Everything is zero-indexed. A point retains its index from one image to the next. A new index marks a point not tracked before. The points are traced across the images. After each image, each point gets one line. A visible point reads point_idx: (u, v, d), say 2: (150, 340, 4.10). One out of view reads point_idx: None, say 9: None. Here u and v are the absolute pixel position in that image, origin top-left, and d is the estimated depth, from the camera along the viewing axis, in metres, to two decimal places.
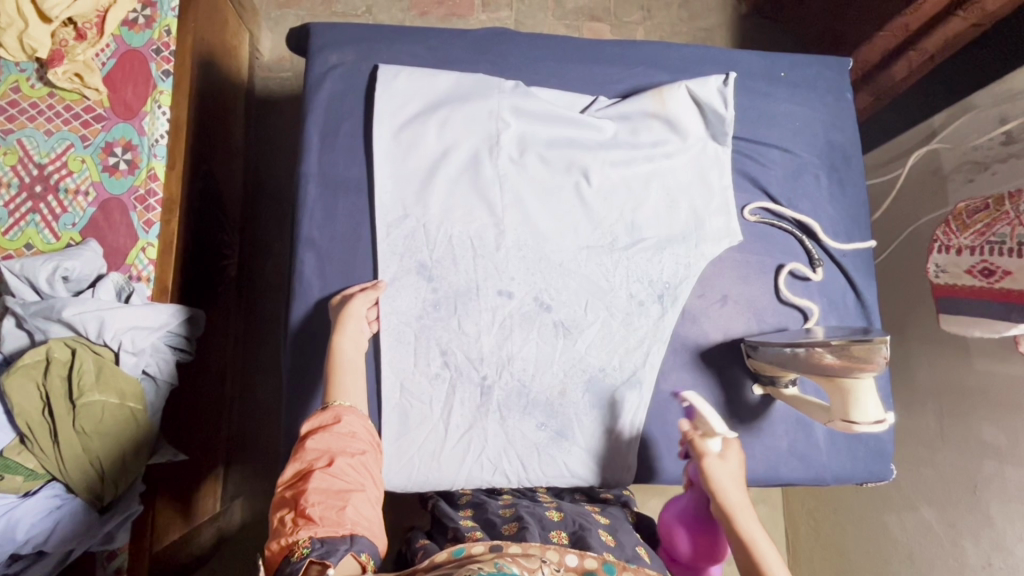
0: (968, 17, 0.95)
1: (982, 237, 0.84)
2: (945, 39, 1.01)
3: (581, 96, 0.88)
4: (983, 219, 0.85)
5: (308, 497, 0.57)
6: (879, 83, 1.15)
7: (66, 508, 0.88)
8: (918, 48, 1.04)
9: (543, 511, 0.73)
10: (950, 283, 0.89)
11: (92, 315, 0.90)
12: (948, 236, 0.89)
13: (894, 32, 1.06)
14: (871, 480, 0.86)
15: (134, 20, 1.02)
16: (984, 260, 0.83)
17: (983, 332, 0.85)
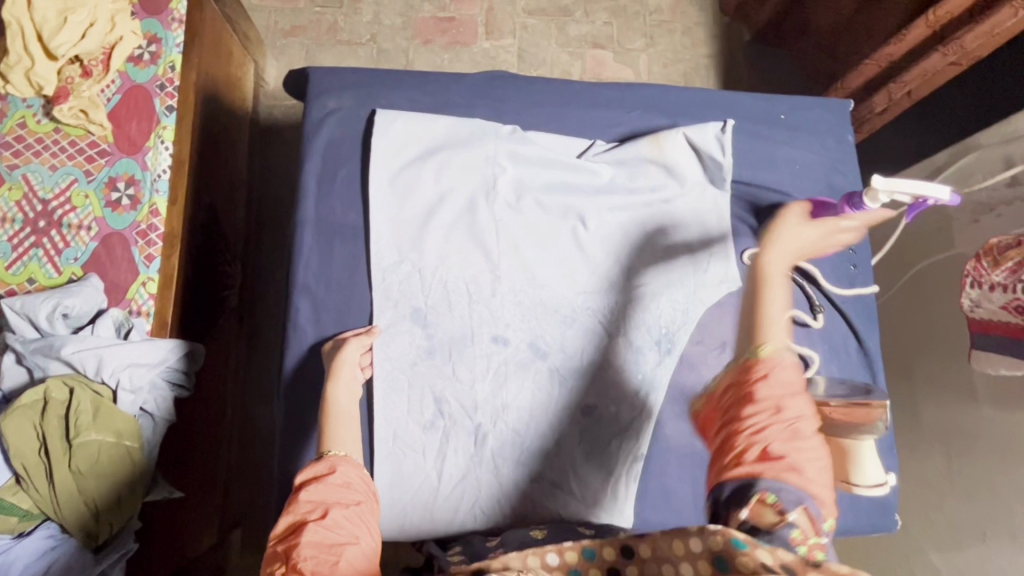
0: (946, 54, 0.96)
1: (1013, 275, 0.80)
2: (924, 75, 1.01)
3: (579, 139, 0.88)
4: (1015, 256, 0.81)
5: (300, 550, 0.55)
6: (860, 111, 1.17)
7: (60, 549, 0.87)
8: (897, 82, 1.05)
9: (527, 531, 0.74)
10: (985, 318, 0.87)
11: (90, 353, 0.91)
12: (979, 272, 0.86)
13: (879, 61, 1.07)
14: (874, 531, 0.84)
15: (139, 56, 1.02)
16: (1013, 297, 0.80)
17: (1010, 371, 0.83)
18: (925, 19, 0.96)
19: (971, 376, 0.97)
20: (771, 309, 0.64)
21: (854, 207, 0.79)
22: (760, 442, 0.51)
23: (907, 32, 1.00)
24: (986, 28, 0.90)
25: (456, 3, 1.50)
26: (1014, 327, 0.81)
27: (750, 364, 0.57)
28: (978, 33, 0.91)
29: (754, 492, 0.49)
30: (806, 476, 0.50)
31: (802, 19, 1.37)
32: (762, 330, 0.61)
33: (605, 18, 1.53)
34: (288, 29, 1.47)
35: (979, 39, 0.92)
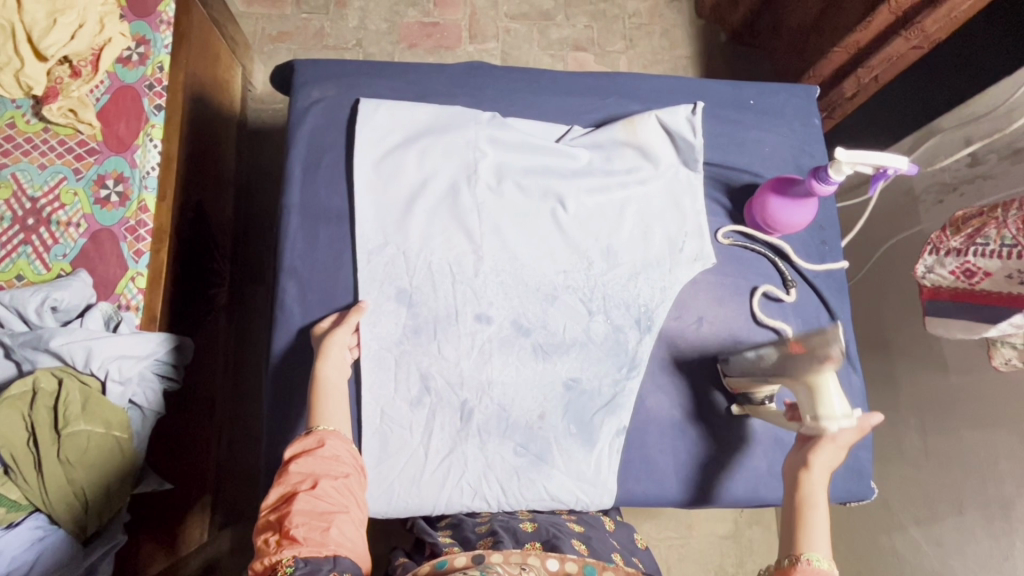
0: (909, 38, 1.01)
1: (970, 240, 0.82)
2: (890, 58, 1.07)
3: (555, 125, 0.91)
4: (975, 222, 0.82)
5: (292, 518, 0.57)
6: (831, 96, 1.22)
7: (49, 540, 0.87)
8: (866, 66, 1.11)
9: (517, 524, 0.76)
10: (936, 284, 0.87)
11: (80, 345, 0.90)
12: (940, 239, 0.86)
13: (847, 48, 1.12)
14: (852, 499, 0.86)
15: (128, 58, 1.05)
16: (965, 261, 0.82)
17: (966, 336, 0.84)
18: (887, 5, 1.00)
19: (941, 348, 1.01)
20: (818, 509, 0.60)
21: (821, 181, 0.79)
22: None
23: (872, 19, 1.04)
24: (944, 12, 0.95)
25: (440, 8, 1.55)
26: (964, 292, 0.84)
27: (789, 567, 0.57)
28: (937, 17, 0.96)
29: None
30: None
31: (773, 19, 1.43)
32: (800, 532, 0.59)
33: (585, 21, 1.57)
34: (274, 34, 1.50)
35: (938, 23, 0.97)
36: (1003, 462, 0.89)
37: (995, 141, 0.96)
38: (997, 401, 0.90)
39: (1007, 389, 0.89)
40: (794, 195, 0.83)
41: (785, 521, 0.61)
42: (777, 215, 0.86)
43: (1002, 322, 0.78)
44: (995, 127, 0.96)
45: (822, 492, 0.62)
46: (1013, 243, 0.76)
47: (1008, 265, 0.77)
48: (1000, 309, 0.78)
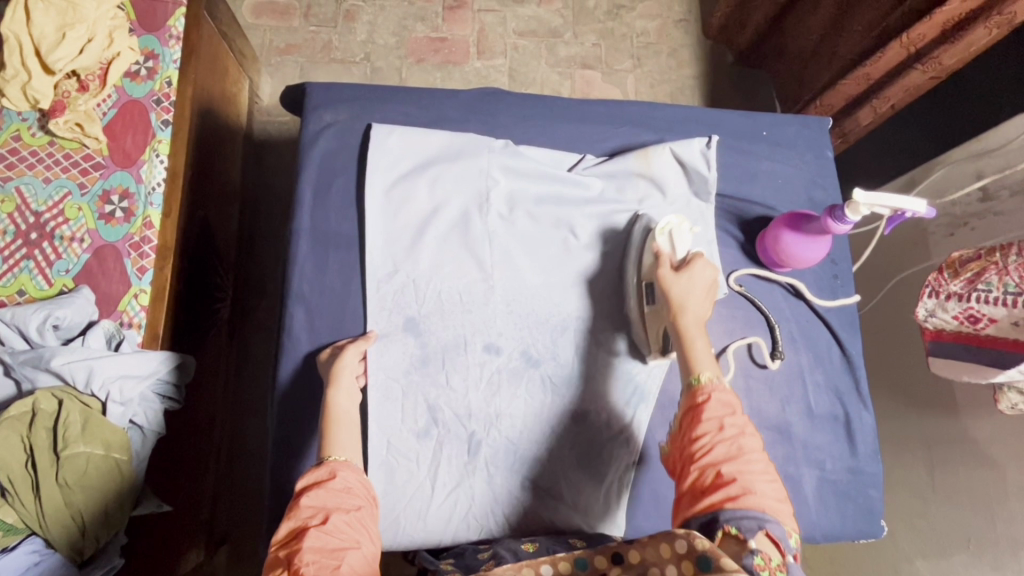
0: (926, 71, 1.01)
1: (971, 285, 0.80)
2: (905, 90, 1.06)
3: (568, 154, 0.91)
4: (974, 266, 0.80)
5: (302, 556, 0.55)
6: (845, 125, 1.20)
7: (44, 565, 0.85)
8: (880, 97, 1.10)
9: (518, 543, 0.74)
10: (938, 327, 0.87)
11: (81, 363, 0.89)
12: (937, 282, 0.85)
13: (857, 79, 1.12)
14: (862, 538, 0.85)
15: (136, 71, 1.04)
16: (968, 307, 0.81)
17: (973, 379, 0.84)
18: (899, 40, 1.01)
19: (950, 382, 1.00)
20: (697, 342, 0.67)
21: (837, 220, 0.79)
22: (711, 464, 0.57)
23: (883, 53, 1.04)
24: (963, 46, 0.95)
25: (449, 24, 1.54)
26: (967, 335, 0.83)
27: (692, 392, 0.63)
28: (955, 52, 0.96)
29: (720, 522, 0.53)
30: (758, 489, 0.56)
31: (780, 44, 1.42)
32: (691, 356, 0.66)
33: (593, 40, 1.57)
34: (282, 47, 1.50)
35: (956, 57, 0.97)
36: (1014, 499, 0.88)
37: (1005, 177, 0.95)
38: (1006, 438, 0.90)
39: (1019, 427, 0.88)
40: (804, 229, 0.83)
41: (679, 356, 0.67)
42: (788, 249, 0.85)
43: (1010, 368, 0.77)
44: (1006, 161, 0.96)
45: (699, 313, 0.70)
46: (1016, 291, 0.75)
47: (1012, 313, 0.76)
48: (1008, 355, 0.78)
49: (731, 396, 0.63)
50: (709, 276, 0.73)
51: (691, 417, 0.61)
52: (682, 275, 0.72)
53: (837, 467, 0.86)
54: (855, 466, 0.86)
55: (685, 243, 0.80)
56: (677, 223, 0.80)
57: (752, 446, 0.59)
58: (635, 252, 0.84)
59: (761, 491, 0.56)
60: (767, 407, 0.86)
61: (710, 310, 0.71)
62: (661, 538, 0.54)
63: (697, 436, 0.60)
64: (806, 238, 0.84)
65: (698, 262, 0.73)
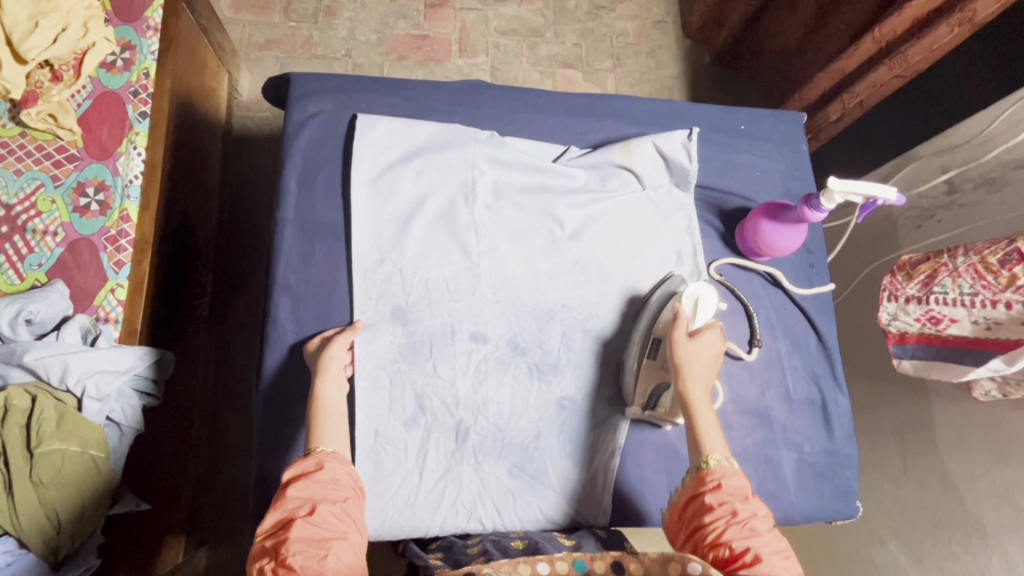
0: (892, 68, 1.05)
1: (927, 288, 0.84)
2: (870, 88, 1.11)
3: (553, 146, 0.92)
4: (925, 269, 0.85)
5: (289, 545, 0.55)
6: (817, 120, 1.25)
7: (16, 565, 0.82)
8: (850, 92, 1.14)
9: (508, 541, 0.75)
10: (900, 330, 0.90)
11: (54, 358, 0.86)
12: (894, 286, 0.88)
13: (833, 72, 1.17)
14: (839, 518, 0.88)
15: (112, 63, 1.01)
16: (928, 309, 0.84)
17: (943, 376, 0.87)
18: (872, 34, 1.06)
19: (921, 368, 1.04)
20: (704, 417, 0.68)
21: (813, 208, 0.82)
22: (726, 542, 0.58)
23: (858, 47, 1.10)
24: (926, 44, 0.99)
25: (431, 21, 1.55)
26: (930, 337, 0.87)
27: (702, 476, 0.64)
28: (918, 49, 1.00)
29: None
30: (772, 564, 0.57)
31: (757, 44, 1.46)
32: (701, 438, 0.67)
33: (574, 39, 1.59)
34: (262, 42, 1.48)
35: (920, 55, 1.01)
36: (980, 479, 0.92)
37: (970, 169, 1.00)
38: (974, 420, 0.94)
39: (985, 408, 0.92)
40: (779, 218, 0.86)
41: (688, 433, 0.68)
42: (764, 238, 0.88)
43: (982, 364, 0.81)
44: (971, 155, 1.01)
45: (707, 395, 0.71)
46: (972, 292, 0.80)
47: (973, 313, 0.80)
48: (972, 349, 0.82)
49: (739, 480, 0.64)
50: (718, 347, 0.74)
51: (701, 501, 0.62)
52: (694, 343, 0.73)
53: (815, 450, 0.88)
54: (832, 448, 0.89)
55: (708, 312, 0.79)
56: (706, 291, 0.79)
57: (764, 526, 0.60)
58: (645, 320, 0.83)
59: (773, 564, 0.57)
60: (748, 391, 0.88)
61: (714, 378, 0.73)
62: (671, 557, 0.54)
63: (707, 519, 0.61)
64: (780, 227, 0.86)
65: (710, 332, 0.75)
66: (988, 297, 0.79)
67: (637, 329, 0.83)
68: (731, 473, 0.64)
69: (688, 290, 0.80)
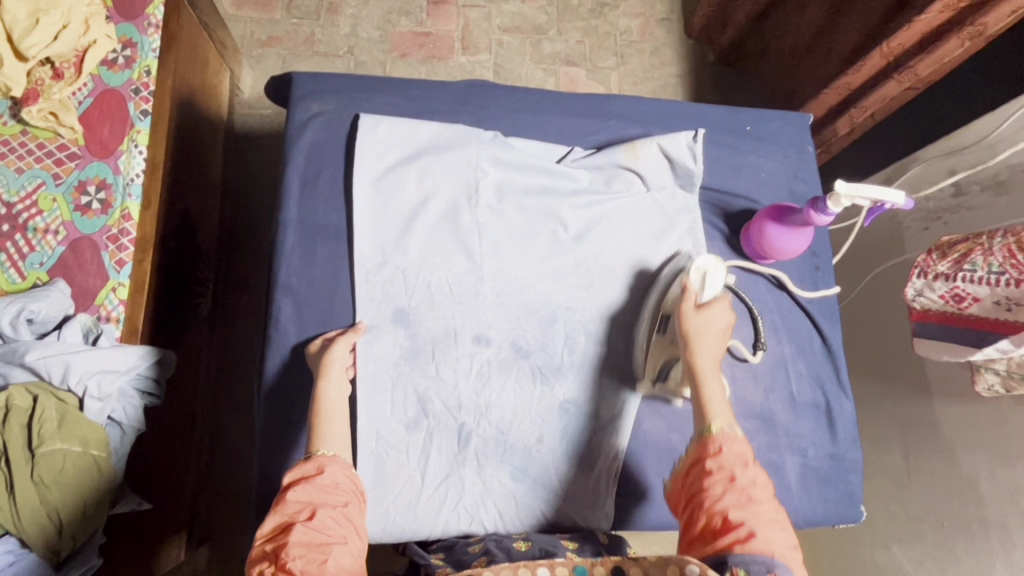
0: (902, 81, 1.06)
1: (957, 265, 0.83)
2: (881, 101, 1.11)
3: (557, 146, 0.92)
4: (961, 248, 0.83)
5: (289, 550, 0.55)
6: (825, 134, 1.25)
7: (19, 565, 0.81)
8: (859, 106, 1.14)
9: (511, 542, 0.74)
10: (925, 307, 0.89)
11: (57, 358, 0.85)
12: (926, 263, 0.87)
13: (839, 89, 1.16)
14: (843, 522, 0.88)
15: (113, 60, 1.01)
16: (954, 287, 0.84)
17: (951, 358, 0.87)
18: (878, 50, 1.04)
19: (925, 371, 1.03)
20: (710, 386, 0.68)
21: (819, 211, 0.81)
22: (721, 510, 0.58)
23: (863, 63, 1.08)
24: (936, 58, 0.99)
25: (433, 19, 1.54)
26: (950, 316, 0.86)
27: (703, 441, 0.63)
28: (928, 63, 1.00)
29: (727, 567, 0.54)
30: (769, 538, 0.55)
31: (762, 42, 1.45)
32: (705, 405, 0.66)
33: (577, 37, 1.58)
34: (264, 39, 1.47)
35: (930, 67, 1.01)
36: (985, 483, 0.91)
37: (977, 172, 0.99)
38: (978, 424, 0.93)
39: (990, 412, 0.91)
40: (785, 220, 0.86)
41: (693, 400, 0.68)
42: (768, 240, 0.87)
43: (989, 345, 0.81)
44: (978, 157, 1.00)
45: (716, 369, 0.70)
46: (999, 271, 0.78)
47: (996, 292, 0.79)
48: (987, 334, 0.81)
49: (743, 448, 0.63)
50: (726, 318, 0.74)
51: (700, 466, 0.62)
52: (703, 315, 0.73)
53: (819, 453, 0.88)
54: (836, 452, 0.89)
55: (717, 284, 0.79)
56: (714, 265, 0.80)
57: (764, 496, 0.59)
58: (655, 294, 0.84)
59: (768, 536, 0.56)
60: (752, 395, 0.87)
61: (723, 349, 0.72)
62: (670, 560, 0.53)
63: (705, 483, 0.60)
64: (785, 230, 0.86)
65: (719, 304, 0.74)
66: (1013, 278, 0.77)
67: (646, 304, 0.84)
68: (734, 440, 0.63)
69: (694, 263, 0.80)
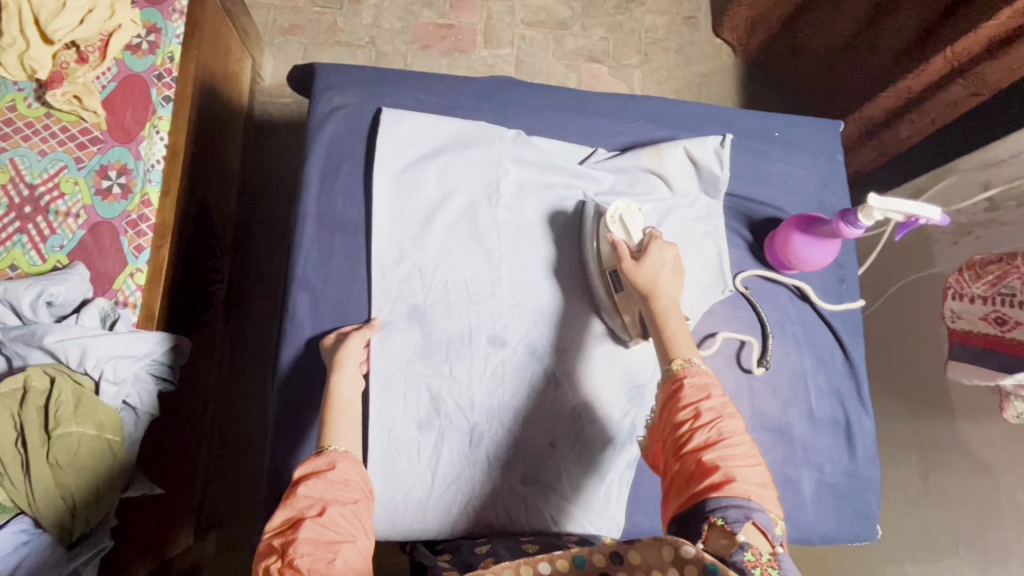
0: (967, 86, 1.00)
1: (994, 288, 0.84)
2: (945, 106, 1.05)
3: (581, 147, 0.90)
4: (995, 270, 0.84)
5: (296, 546, 0.54)
6: (886, 138, 1.19)
7: (32, 545, 0.82)
8: (919, 111, 1.09)
9: (518, 543, 0.73)
10: (964, 328, 0.89)
11: (74, 342, 0.86)
12: (959, 285, 0.90)
13: (897, 94, 1.10)
14: (857, 540, 0.86)
15: (137, 45, 1.00)
16: (994, 309, 0.83)
17: (983, 383, 0.85)
18: (942, 55, 0.99)
19: (948, 389, 1.01)
20: (675, 326, 0.67)
21: (849, 224, 0.79)
22: (696, 449, 0.57)
23: (924, 68, 1.02)
24: (1005, 64, 0.93)
25: (456, 10, 1.52)
26: (992, 339, 0.84)
27: (671, 377, 0.62)
28: (997, 68, 0.94)
29: (706, 505, 0.53)
30: (742, 476, 0.55)
31: (793, 43, 1.43)
32: (670, 342, 0.66)
33: (601, 33, 1.56)
34: (286, 27, 1.47)
35: (998, 74, 0.95)
36: (1005, 508, 0.89)
37: (1014, 188, 0.95)
38: (1001, 446, 0.91)
39: (1015, 434, 0.89)
40: (810, 231, 0.84)
41: (656, 341, 0.67)
42: (791, 251, 0.86)
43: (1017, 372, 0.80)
44: (1016, 171, 0.96)
45: (675, 313, 0.68)
46: None
47: None
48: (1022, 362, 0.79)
49: (706, 379, 0.62)
50: (669, 256, 0.72)
51: (671, 406, 0.61)
52: (645, 263, 0.71)
53: (836, 470, 0.86)
54: (854, 469, 0.87)
55: (638, 226, 0.78)
56: (627, 209, 0.79)
57: (734, 430, 0.58)
58: (590, 244, 0.82)
59: (745, 477, 0.55)
60: (770, 407, 0.86)
61: (679, 280, 0.72)
62: (665, 540, 0.49)
63: (678, 417, 0.60)
64: (809, 241, 0.84)
65: (658, 245, 0.73)
66: None
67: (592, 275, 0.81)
68: (698, 373, 0.62)
69: (608, 213, 0.80)
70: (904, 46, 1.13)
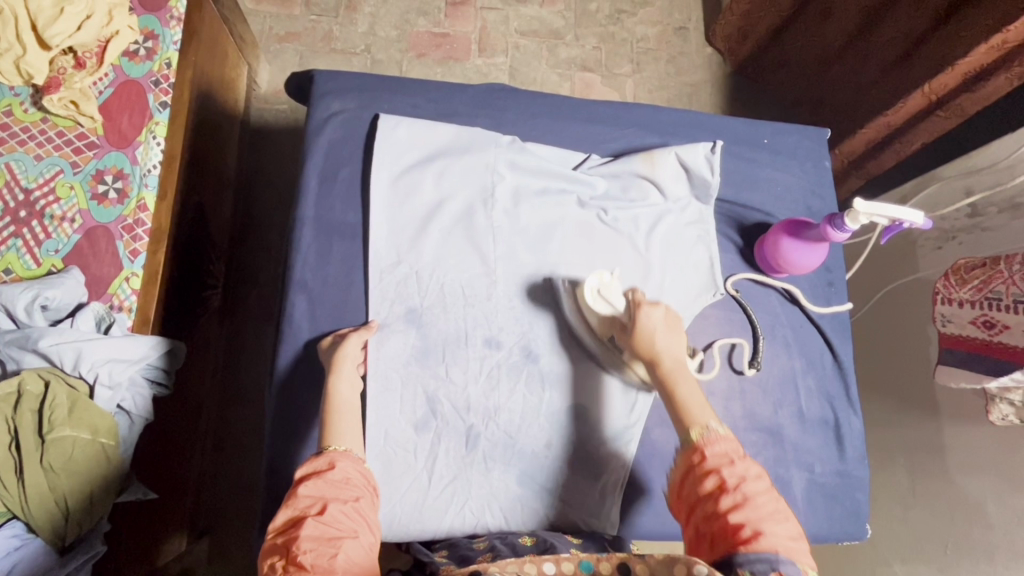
0: (947, 117, 1.03)
1: (981, 293, 0.86)
2: (927, 135, 1.08)
3: (574, 153, 0.92)
4: (980, 274, 0.86)
5: (300, 543, 0.55)
6: (870, 166, 1.22)
7: (24, 550, 0.81)
8: (902, 141, 1.12)
9: (516, 538, 0.74)
10: (955, 333, 0.90)
11: (68, 347, 0.86)
12: (947, 289, 0.90)
13: (878, 127, 1.14)
14: (847, 539, 0.87)
15: (135, 51, 1.01)
16: (983, 313, 0.85)
17: (969, 385, 0.87)
18: (921, 89, 1.03)
19: (934, 391, 1.03)
20: (684, 389, 0.67)
21: (836, 228, 0.81)
22: (722, 510, 0.56)
23: (905, 102, 1.07)
24: (982, 95, 0.97)
25: (451, 19, 1.54)
26: (981, 343, 0.86)
27: (690, 448, 0.62)
28: (975, 99, 0.98)
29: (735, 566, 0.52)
30: (773, 534, 0.54)
31: (780, 54, 1.47)
32: (683, 411, 0.65)
33: (594, 42, 1.58)
34: (282, 34, 1.48)
35: (976, 104, 0.99)
36: (991, 506, 0.91)
37: (994, 194, 0.99)
38: (987, 446, 0.93)
39: (999, 434, 0.91)
40: (799, 235, 0.86)
41: (670, 409, 0.67)
42: (779, 254, 0.88)
43: (1004, 375, 0.81)
44: (998, 178, 1.00)
45: (682, 375, 0.69)
46: None
47: None
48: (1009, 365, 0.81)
49: (729, 444, 0.61)
50: (660, 318, 0.74)
51: (692, 474, 0.60)
52: (640, 330, 0.73)
53: (827, 470, 0.88)
54: (843, 469, 0.88)
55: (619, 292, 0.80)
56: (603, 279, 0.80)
57: (758, 489, 0.57)
58: (570, 310, 0.84)
59: (774, 534, 0.54)
60: (761, 409, 0.87)
61: (678, 338, 0.74)
62: (676, 558, 0.51)
63: (703, 488, 0.58)
64: (797, 244, 0.86)
65: (645, 310, 0.75)
66: None
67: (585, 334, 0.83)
68: (717, 439, 0.61)
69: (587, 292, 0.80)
70: (890, 56, 1.16)
